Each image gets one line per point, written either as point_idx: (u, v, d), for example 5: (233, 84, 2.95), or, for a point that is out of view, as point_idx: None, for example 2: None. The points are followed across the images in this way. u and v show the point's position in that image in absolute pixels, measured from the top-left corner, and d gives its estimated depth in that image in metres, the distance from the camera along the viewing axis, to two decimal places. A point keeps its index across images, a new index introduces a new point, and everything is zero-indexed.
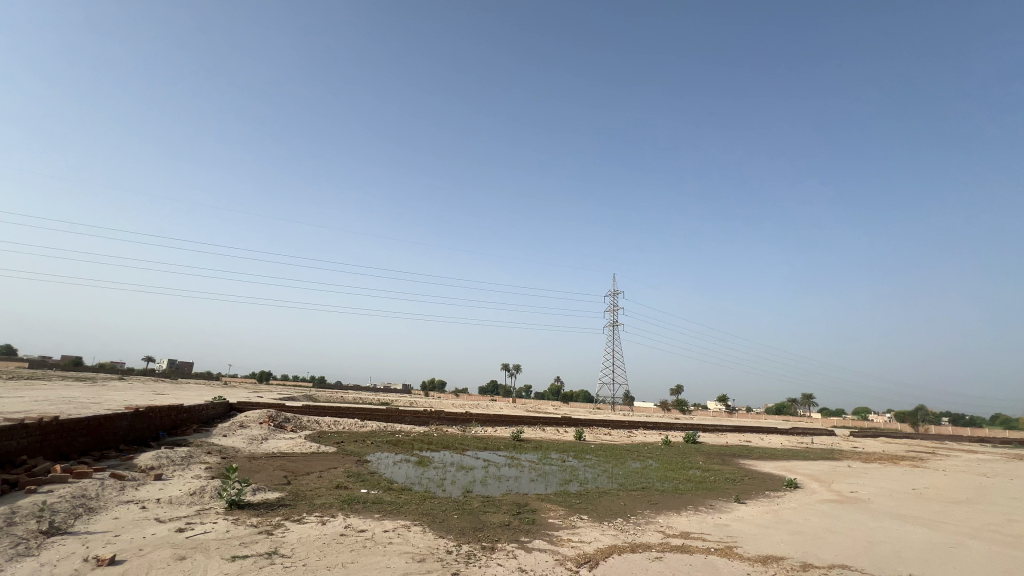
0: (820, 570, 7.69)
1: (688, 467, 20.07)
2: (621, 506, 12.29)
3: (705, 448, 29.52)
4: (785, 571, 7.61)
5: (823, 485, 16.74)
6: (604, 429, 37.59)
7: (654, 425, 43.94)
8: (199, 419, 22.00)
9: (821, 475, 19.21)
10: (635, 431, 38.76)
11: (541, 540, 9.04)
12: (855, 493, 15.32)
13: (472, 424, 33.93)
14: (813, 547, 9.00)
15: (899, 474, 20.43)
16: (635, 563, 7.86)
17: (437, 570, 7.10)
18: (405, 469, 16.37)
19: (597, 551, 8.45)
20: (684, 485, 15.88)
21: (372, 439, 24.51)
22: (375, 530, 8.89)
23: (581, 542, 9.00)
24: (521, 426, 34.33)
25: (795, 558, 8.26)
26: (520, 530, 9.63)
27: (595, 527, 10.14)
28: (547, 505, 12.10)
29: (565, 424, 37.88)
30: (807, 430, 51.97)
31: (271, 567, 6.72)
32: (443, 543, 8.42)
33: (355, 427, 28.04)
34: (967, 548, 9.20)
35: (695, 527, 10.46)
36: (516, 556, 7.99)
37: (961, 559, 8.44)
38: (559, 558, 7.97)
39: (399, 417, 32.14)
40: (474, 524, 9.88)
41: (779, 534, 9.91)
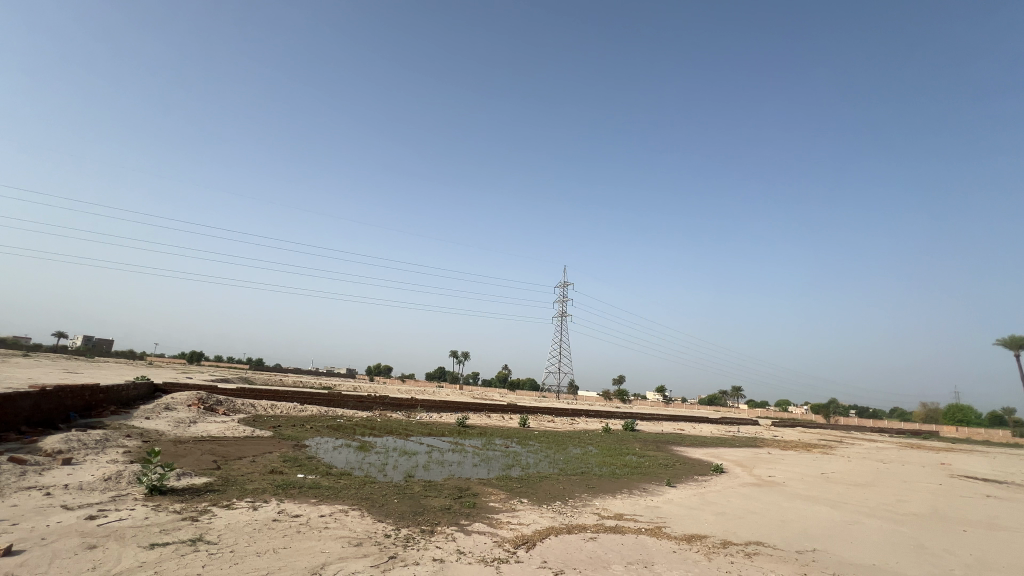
0: (737, 546, 8.32)
1: (624, 454, 21.00)
2: (560, 490, 12.69)
3: (642, 436, 30.81)
4: (709, 548, 8.14)
5: (745, 469, 18.12)
6: (548, 417, 38.40)
7: (595, 413, 45.44)
8: (118, 400, 20.38)
9: (743, 461, 20.75)
10: (577, 418, 40.17)
11: (481, 523, 9.16)
12: (773, 476, 16.68)
13: (417, 410, 33.63)
14: (733, 525, 9.72)
15: (812, 461, 22.27)
16: (570, 544, 8.13)
17: (374, 554, 7.02)
18: (346, 454, 16.03)
19: (535, 532, 8.68)
20: (620, 470, 16.60)
21: (310, 423, 23.66)
22: (310, 515, 8.64)
23: (519, 524, 9.21)
24: (467, 413, 34.58)
25: (717, 536, 8.86)
26: (460, 514, 9.70)
27: (534, 510, 10.40)
28: (488, 489, 12.32)
29: (511, 411, 38.63)
30: (735, 419, 56.18)
31: (195, 555, 6.38)
32: (382, 527, 8.32)
33: (294, 411, 27.07)
34: (863, 525, 10.27)
35: (628, 508, 11.00)
36: (455, 539, 8.05)
37: (856, 535, 9.41)
38: (498, 540, 8.12)
39: (340, 402, 31.27)
40: (414, 508, 9.85)
41: (704, 514, 10.60)
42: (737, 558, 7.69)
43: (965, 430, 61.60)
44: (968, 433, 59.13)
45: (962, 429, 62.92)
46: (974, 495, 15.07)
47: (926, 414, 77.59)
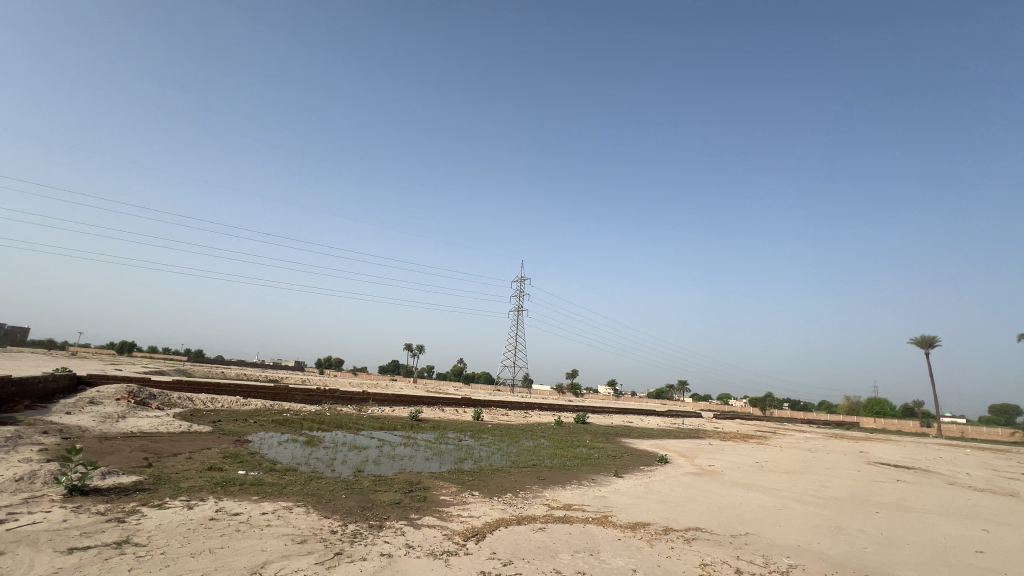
0: (678, 532, 8.73)
1: (575, 446, 21.50)
2: (511, 482, 12.86)
3: (593, 428, 31.61)
4: (651, 535, 8.50)
5: (687, 459, 19.05)
6: (502, 410, 38.64)
7: (548, 407, 46.25)
8: (33, 394, 18.65)
9: (686, 451, 21.83)
10: (531, 411, 40.75)
11: (431, 516, 9.12)
12: (712, 466, 17.65)
13: (369, 404, 32.94)
14: (674, 512, 10.20)
15: (748, 450, 23.68)
16: (519, 535, 8.25)
17: (319, 550, 6.84)
18: (292, 449, 15.44)
19: (485, 524, 8.73)
20: (571, 461, 17.00)
21: (254, 418, 22.60)
22: (251, 513, 8.29)
23: (470, 517, 9.24)
24: (420, 407, 34.23)
25: (660, 524, 9.27)
26: (410, 508, 9.60)
27: (484, 502, 10.47)
28: (439, 482, 12.27)
29: (466, 404, 38.61)
30: (680, 412, 58.88)
31: (120, 559, 5.97)
32: (328, 523, 8.10)
33: (236, 405, 25.79)
34: (791, 509, 11.06)
35: (576, 498, 11.30)
36: (404, 533, 7.98)
37: (784, 518, 10.12)
38: (447, 533, 8.12)
39: (287, 395, 30.08)
40: (362, 503, 9.66)
41: (648, 503, 11.07)
42: (678, 544, 8.08)
43: (882, 421, 67.46)
44: (885, 424, 64.79)
45: (879, 420, 68.92)
46: (887, 479, 16.55)
47: (850, 407, 84.35)
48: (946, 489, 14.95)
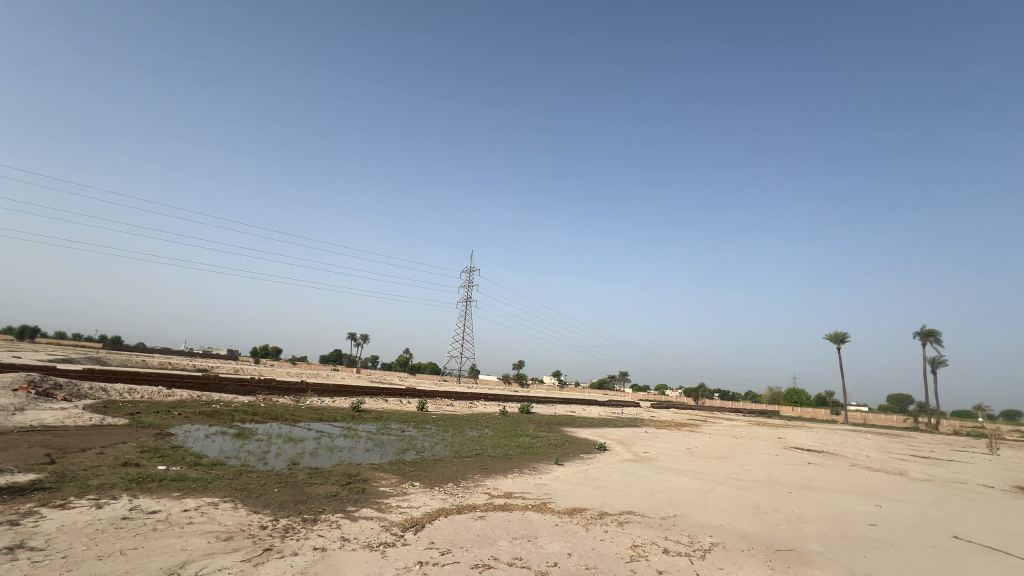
0: (612, 516, 9.10)
1: (518, 435, 21.84)
2: (454, 472, 12.85)
3: (537, 418, 32.23)
4: (587, 520, 8.81)
5: (624, 447, 19.87)
6: (447, 401, 38.47)
7: (494, 397, 46.60)
8: None
9: (624, 439, 22.74)
10: (476, 402, 40.88)
11: (369, 508, 8.93)
12: (647, 453, 18.52)
13: (308, 395, 31.66)
14: (610, 497, 10.62)
15: (680, 438, 25.07)
16: (458, 524, 8.26)
17: (246, 547, 6.50)
18: (220, 442, 14.55)
19: (424, 514, 8.68)
20: (513, 451, 17.23)
21: (179, 409, 21.08)
22: (171, 511, 7.75)
23: (409, 507, 9.14)
24: (362, 397, 33.37)
25: (596, 509, 9.62)
26: (347, 500, 9.35)
27: (425, 493, 10.40)
28: (379, 473, 12.04)
29: (411, 395, 38.09)
30: (621, 402, 61.24)
31: (11, 566, 5.38)
32: (257, 519, 7.72)
33: (158, 395, 23.92)
34: (715, 491, 11.85)
35: (517, 486, 11.49)
36: (340, 526, 7.76)
37: (708, 500, 10.83)
38: (385, 524, 7.99)
39: (217, 385, 28.29)
40: (296, 496, 9.29)
41: (586, 489, 11.45)
42: (611, 527, 8.44)
43: (798, 409, 73.70)
44: (800, 412, 70.86)
45: (796, 408, 75.29)
46: (800, 462, 18.12)
47: (772, 397, 91.38)
48: (849, 470, 16.59)
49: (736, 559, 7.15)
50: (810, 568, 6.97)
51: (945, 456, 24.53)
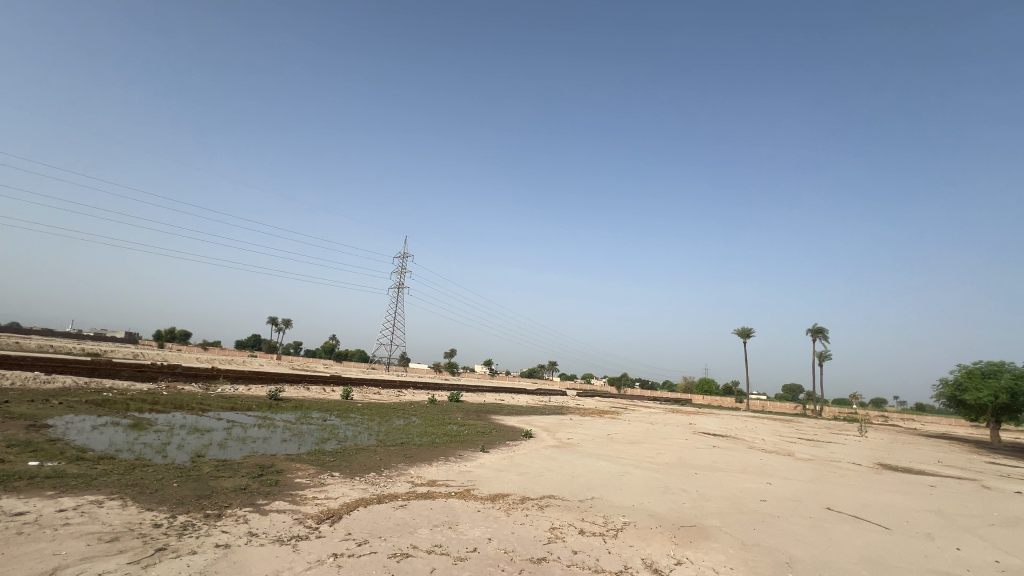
0: (533, 501, 9.36)
1: (446, 423, 21.73)
2: (377, 461, 12.53)
3: (466, 406, 32.32)
4: (509, 505, 8.99)
5: (549, 434, 20.47)
6: (373, 389, 37.40)
7: (424, 385, 46.09)
8: None
9: (549, 426, 23.45)
10: (404, 390, 40.14)
11: (282, 501, 8.46)
12: (571, 439, 19.24)
13: (219, 382, 29.35)
14: (532, 483, 10.92)
15: (602, 424, 26.33)
16: (378, 514, 8.07)
17: (135, 548, 5.90)
18: (110, 434, 13.07)
19: (342, 506, 8.36)
20: (440, 439, 17.13)
21: (59, 398, 18.63)
22: (42, 512, 6.85)
23: (326, 499, 8.77)
24: (281, 385, 31.54)
25: (518, 494, 9.84)
26: (257, 493, 8.78)
27: (344, 483, 10.04)
28: (295, 464, 11.44)
29: (335, 382, 36.59)
30: (549, 390, 63.02)
31: None
32: (150, 517, 7.05)
33: (34, 382, 21.00)
34: (630, 474, 12.57)
35: (442, 474, 11.46)
36: (247, 521, 7.28)
37: (624, 482, 11.47)
38: (298, 517, 7.61)
39: (109, 370, 25.37)
40: (198, 491, 8.57)
41: (510, 475, 11.68)
42: (532, 511, 8.68)
43: (707, 398, 80.31)
44: (709, 400, 77.21)
45: (706, 396, 81.95)
46: (706, 446, 19.72)
47: (686, 386, 98.47)
48: (747, 452, 18.34)
49: (645, 536, 7.63)
50: (709, 541, 7.61)
51: (824, 438, 27.89)
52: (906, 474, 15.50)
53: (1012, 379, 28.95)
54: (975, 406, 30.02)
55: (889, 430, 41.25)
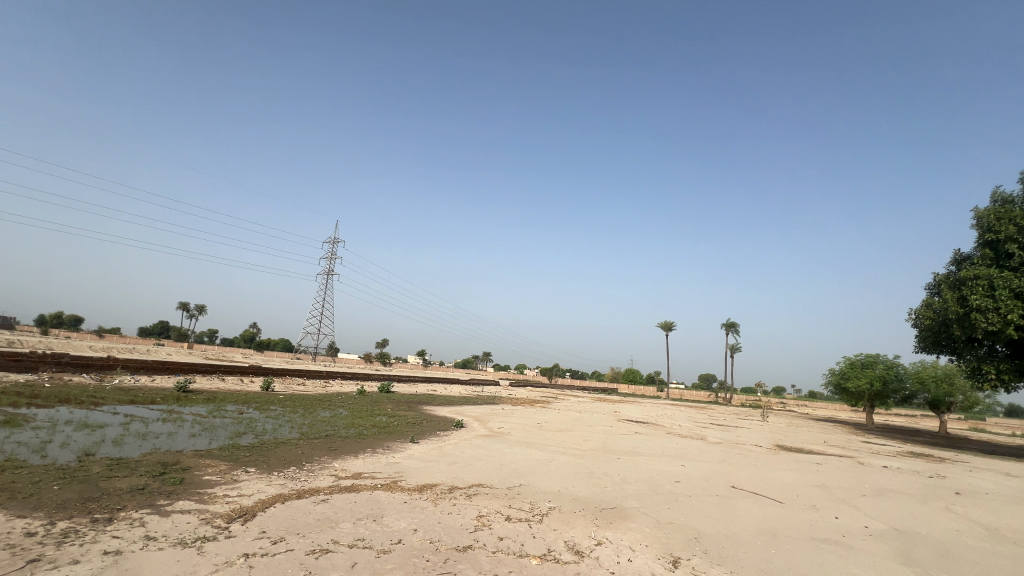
0: (461, 490, 9.36)
1: (375, 414, 21.16)
2: (298, 455, 11.92)
3: (396, 397, 31.64)
4: (437, 495, 8.93)
5: (480, 424, 20.59)
6: (297, 380, 35.49)
7: (353, 376, 44.49)
8: None
9: (481, 416, 23.58)
10: (331, 381, 38.50)
11: (187, 501, 7.79)
12: (501, 428, 19.47)
13: (116, 372, 26.41)
14: (461, 472, 10.92)
15: (532, 413, 26.94)
16: (296, 510, 7.68)
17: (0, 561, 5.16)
18: None
19: (256, 503, 7.86)
20: (368, 430, 16.61)
21: None
22: None
23: (238, 496, 8.19)
24: (192, 376, 29.00)
25: (446, 484, 9.79)
26: (158, 493, 8.01)
27: (260, 479, 9.45)
28: (204, 461, 10.57)
29: (255, 373, 34.29)
30: (483, 381, 63.35)
31: None
32: (23, 524, 6.21)
33: None
34: (558, 461, 12.95)
35: (368, 467, 11.13)
36: (145, 524, 6.63)
37: (551, 469, 11.80)
38: (206, 517, 7.05)
39: None
40: (85, 493, 7.66)
41: (439, 465, 11.60)
42: (459, 500, 8.68)
43: (632, 387, 84.77)
44: (634, 389, 81.60)
45: (631, 386, 86.47)
46: (629, 432, 20.82)
47: (613, 376, 103.25)
48: (665, 437, 19.58)
49: (568, 519, 7.90)
50: (627, 521, 8.05)
51: (732, 423, 30.49)
52: (798, 453, 17.34)
53: (886, 369, 33.24)
54: (856, 393, 34.17)
55: (785, 415, 46.00)
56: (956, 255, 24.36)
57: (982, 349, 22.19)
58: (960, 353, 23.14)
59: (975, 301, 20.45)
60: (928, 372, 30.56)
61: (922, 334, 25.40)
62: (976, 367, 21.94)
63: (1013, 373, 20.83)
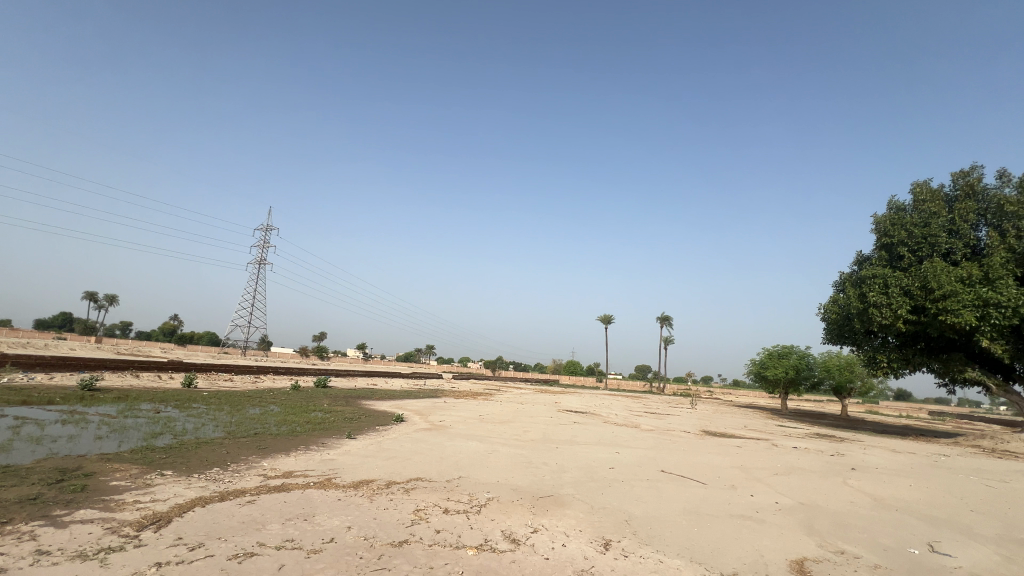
0: (399, 485, 9.20)
1: (309, 410, 20.28)
2: (222, 455, 11.17)
3: (334, 392, 30.50)
4: (374, 491, 8.72)
5: (421, 417, 20.31)
6: (223, 375, 33.19)
7: (286, 370, 42.33)
8: None
9: (422, 410, 23.26)
10: (262, 376, 36.41)
11: (90, 509, 7.08)
12: (443, 421, 19.33)
13: (5, 370, 23.39)
14: (399, 467, 10.72)
15: (474, 406, 26.93)
16: (218, 513, 7.20)
17: None
18: None
19: (172, 508, 7.29)
20: (301, 427, 15.86)
21: None
22: None
23: (151, 502, 7.55)
24: (99, 373, 26.28)
25: (383, 479, 9.59)
26: (54, 503, 7.21)
27: (178, 482, 8.76)
28: (112, 465, 9.64)
29: (174, 369, 31.70)
30: (425, 374, 62.56)
31: None
32: None
33: None
34: (498, 452, 13.07)
35: (300, 465, 10.65)
36: (36, 537, 5.95)
37: (491, 460, 11.88)
38: (112, 526, 6.44)
39: None
40: None
41: (376, 460, 11.32)
42: (397, 495, 8.54)
43: (572, 378, 87.05)
44: (574, 381, 84.03)
45: (571, 377, 88.92)
46: (568, 422, 21.40)
47: (555, 368, 105.65)
48: (602, 426, 20.32)
49: (506, 509, 8.01)
50: (562, 508, 8.30)
51: (664, 411, 32.20)
52: (721, 438, 18.61)
53: (798, 358, 36.39)
54: (773, 381, 37.17)
55: (712, 402, 49.27)
56: (858, 256, 27.05)
57: (876, 341, 24.87)
58: (859, 344, 25.83)
59: (873, 298, 22.80)
60: (834, 361, 33.85)
61: (828, 327, 28.07)
62: (871, 357, 24.56)
63: (901, 361, 23.56)
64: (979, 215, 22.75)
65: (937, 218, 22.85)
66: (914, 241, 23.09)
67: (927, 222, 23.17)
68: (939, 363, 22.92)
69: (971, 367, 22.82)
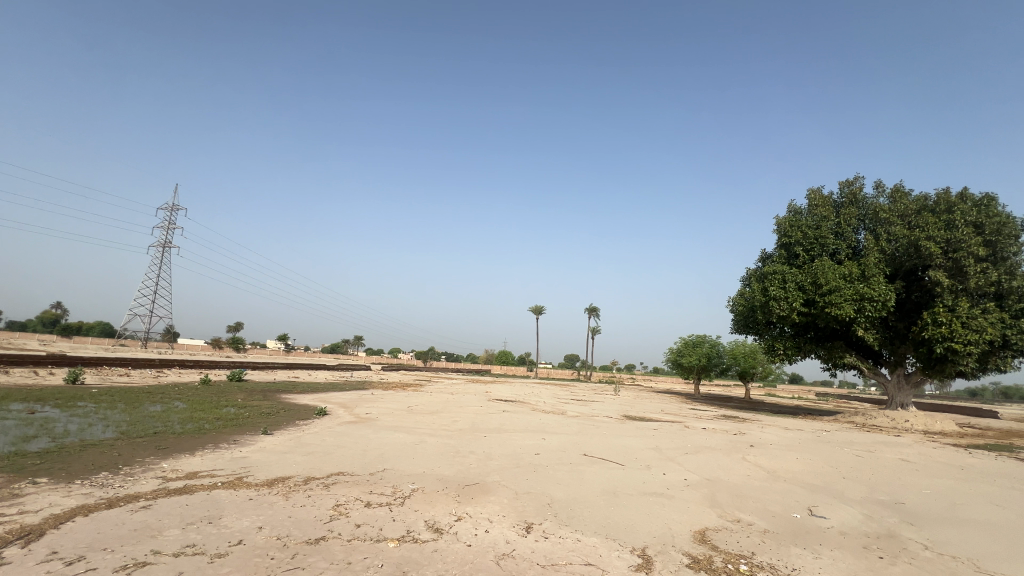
0: (318, 481, 8.80)
1: (220, 406, 18.76)
2: (113, 458, 10.02)
3: (250, 386, 28.49)
4: (290, 488, 8.27)
5: (346, 410, 19.57)
6: (117, 370, 29.76)
7: (196, 363, 38.87)
8: None
9: (348, 402, 22.42)
10: (166, 370, 33.12)
11: None
12: (369, 413, 18.79)
13: None
14: (319, 462, 10.26)
15: (404, 397, 26.45)
16: (106, 521, 6.49)
17: None
18: None
19: (48, 519, 6.46)
20: (210, 424, 14.67)
21: None
22: None
23: (20, 514, 6.62)
24: None
25: (300, 475, 9.12)
26: None
27: (56, 490, 7.76)
28: None
29: (56, 363, 27.90)
30: (353, 366, 60.32)
31: None
32: None
33: None
34: (425, 443, 12.94)
35: (206, 464, 9.84)
36: None
37: (418, 451, 11.72)
38: None
39: None
40: None
41: (294, 456, 10.75)
42: (315, 491, 8.18)
43: (504, 368, 88.12)
44: (506, 370, 85.25)
45: (503, 366, 89.99)
46: (497, 411, 21.67)
47: (486, 358, 106.30)
48: (530, 414, 20.81)
49: (431, 499, 7.95)
50: (487, 495, 8.39)
51: (590, 398, 33.65)
52: (640, 422, 19.82)
53: (710, 347, 39.49)
54: (688, 368, 40.07)
55: (634, 389, 52.17)
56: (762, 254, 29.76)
57: (775, 330, 27.56)
58: (761, 333, 28.46)
59: (773, 292, 25.17)
60: (740, 348, 37.22)
61: (736, 318, 30.65)
62: (770, 345, 27.21)
63: (794, 349, 26.35)
64: (859, 220, 25.85)
65: (827, 222, 25.72)
66: (807, 242, 25.80)
67: (818, 225, 25.98)
68: (824, 350, 25.90)
69: (849, 353, 26.06)
